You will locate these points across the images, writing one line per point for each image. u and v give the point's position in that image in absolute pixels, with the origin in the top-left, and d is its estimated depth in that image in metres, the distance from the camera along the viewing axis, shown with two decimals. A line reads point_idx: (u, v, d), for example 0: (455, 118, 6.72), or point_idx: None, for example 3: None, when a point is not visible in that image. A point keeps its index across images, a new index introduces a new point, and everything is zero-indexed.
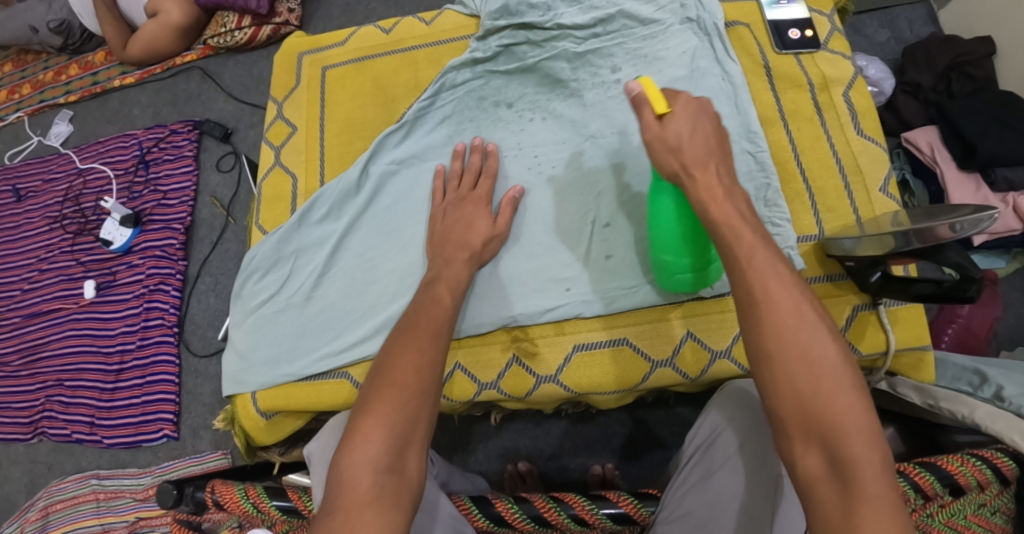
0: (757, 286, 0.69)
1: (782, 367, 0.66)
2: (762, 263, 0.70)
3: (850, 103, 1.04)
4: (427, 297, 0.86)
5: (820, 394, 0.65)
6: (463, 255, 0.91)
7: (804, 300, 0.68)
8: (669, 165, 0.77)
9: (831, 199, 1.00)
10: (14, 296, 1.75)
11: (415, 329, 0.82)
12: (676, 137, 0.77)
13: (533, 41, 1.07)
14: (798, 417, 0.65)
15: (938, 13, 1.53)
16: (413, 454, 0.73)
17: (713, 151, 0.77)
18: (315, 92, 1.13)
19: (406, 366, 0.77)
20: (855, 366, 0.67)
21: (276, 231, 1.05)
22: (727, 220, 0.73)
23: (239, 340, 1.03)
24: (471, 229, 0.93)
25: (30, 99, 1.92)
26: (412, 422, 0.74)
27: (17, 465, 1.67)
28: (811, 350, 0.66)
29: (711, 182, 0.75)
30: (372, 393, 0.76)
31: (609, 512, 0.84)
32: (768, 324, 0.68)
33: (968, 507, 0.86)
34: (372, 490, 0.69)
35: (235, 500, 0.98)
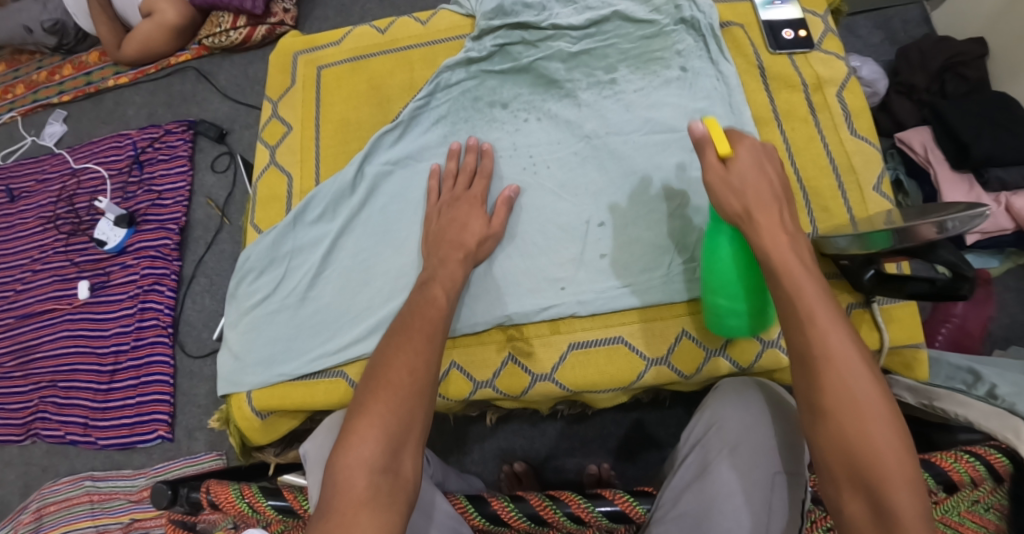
0: (813, 339, 0.69)
1: (835, 423, 0.67)
2: (821, 316, 0.69)
3: (843, 103, 1.05)
4: (422, 297, 0.87)
5: (870, 446, 0.65)
6: (458, 256, 0.91)
7: (860, 355, 0.68)
8: (730, 208, 0.76)
9: (825, 199, 1.00)
10: (7, 296, 1.74)
11: (410, 329, 0.82)
12: (738, 178, 0.76)
13: (527, 41, 1.07)
14: (847, 469, 0.66)
15: (932, 14, 1.54)
16: (408, 454, 0.73)
17: (777, 196, 0.76)
18: (310, 92, 1.13)
19: (401, 367, 0.78)
20: (902, 419, 0.67)
21: (271, 232, 1.04)
22: (787, 269, 0.72)
23: (234, 340, 1.03)
24: (466, 229, 0.94)
25: (24, 99, 1.92)
26: (407, 423, 0.74)
27: (10, 468, 1.67)
28: (867, 408, 0.66)
29: (775, 227, 0.74)
30: (368, 395, 0.76)
31: (606, 510, 0.84)
32: (824, 379, 0.68)
33: (962, 503, 0.86)
34: (368, 490, 0.70)
35: (230, 499, 0.98)
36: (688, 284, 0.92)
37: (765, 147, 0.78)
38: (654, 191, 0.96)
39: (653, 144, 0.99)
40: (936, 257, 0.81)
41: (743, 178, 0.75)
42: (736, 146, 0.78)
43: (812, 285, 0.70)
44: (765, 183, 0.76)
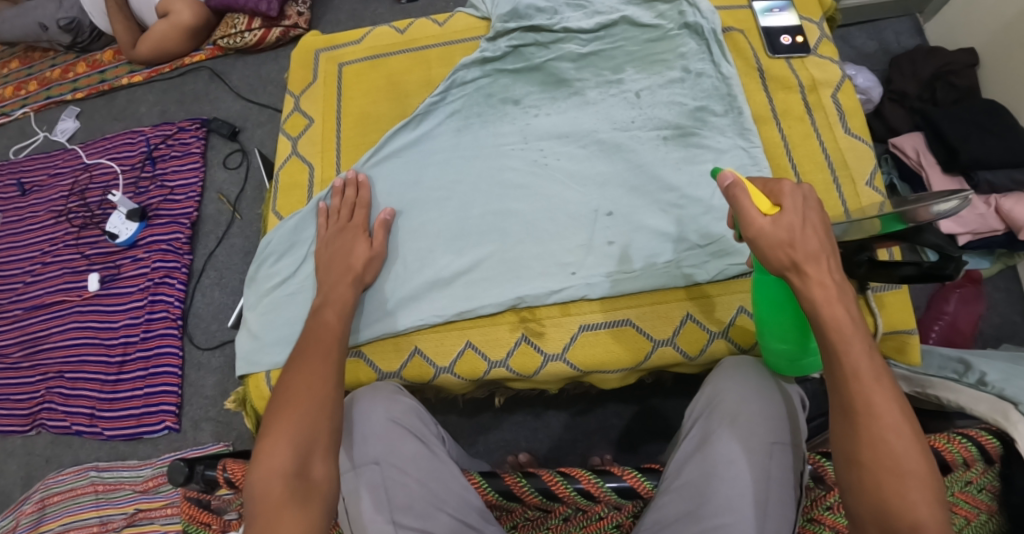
0: (858, 398, 0.74)
1: (871, 474, 0.73)
2: (869, 376, 0.75)
3: (838, 104, 1.09)
4: (315, 322, 0.92)
5: (905, 501, 0.71)
6: (348, 279, 0.96)
7: (902, 415, 0.74)
8: (778, 259, 0.78)
9: (820, 193, 1.05)
10: (16, 288, 1.77)
11: (308, 350, 0.88)
12: (788, 229, 0.78)
13: (540, 43, 1.10)
14: (877, 516, 0.72)
15: (924, 26, 1.61)
16: (319, 457, 0.78)
17: (825, 245, 0.78)
18: (331, 88, 1.17)
19: (300, 384, 0.84)
20: (938, 477, 0.73)
21: (293, 217, 1.08)
22: (836, 323, 0.76)
23: (253, 321, 1.06)
24: (351, 254, 0.98)
25: (37, 95, 1.95)
26: (312, 431, 0.80)
27: (14, 459, 1.68)
28: (903, 463, 0.72)
29: (825, 279, 0.77)
30: (273, 414, 0.82)
31: (614, 485, 0.88)
32: (865, 433, 0.74)
33: (956, 484, 0.91)
34: (284, 493, 0.75)
35: (247, 478, 1.03)
36: (692, 268, 0.96)
37: (809, 192, 0.80)
38: (660, 183, 1.00)
39: (652, 142, 1.02)
40: (923, 239, 0.89)
41: (792, 230, 0.77)
42: (780, 199, 0.80)
43: (858, 344, 0.75)
44: (812, 232, 0.78)
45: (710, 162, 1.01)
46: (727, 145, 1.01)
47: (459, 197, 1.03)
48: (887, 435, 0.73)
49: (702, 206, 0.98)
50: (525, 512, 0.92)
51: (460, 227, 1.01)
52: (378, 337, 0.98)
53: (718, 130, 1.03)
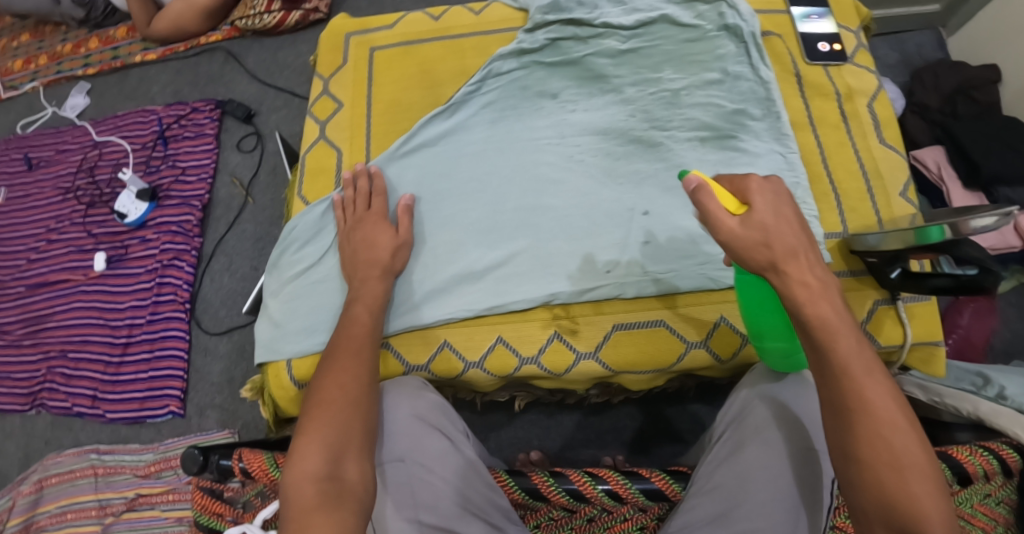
0: (852, 394, 0.71)
1: (871, 471, 0.70)
2: (860, 370, 0.72)
3: (873, 113, 1.08)
4: (345, 317, 0.92)
5: (908, 495, 0.69)
6: (376, 272, 0.95)
7: (897, 407, 0.71)
8: (757, 261, 0.75)
9: (854, 202, 1.04)
10: (19, 265, 1.74)
11: (338, 350, 0.88)
12: (762, 228, 0.75)
13: (579, 37, 1.08)
14: (881, 513, 0.70)
15: (947, 40, 1.61)
16: (351, 459, 0.78)
17: (801, 238, 0.75)
18: (361, 73, 1.15)
19: (332, 385, 0.84)
20: (937, 467, 0.71)
21: (320, 203, 1.06)
22: (823, 320, 0.73)
23: (275, 309, 1.04)
24: (375, 245, 0.96)
25: (46, 70, 1.92)
26: (345, 432, 0.80)
27: (12, 438, 1.65)
28: (902, 457, 0.70)
29: (805, 275, 0.74)
30: (306, 417, 0.81)
31: (644, 488, 0.88)
32: (861, 430, 0.71)
33: (974, 496, 0.92)
34: (318, 497, 0.74)
35: (264, 469, 1.01)
36: (726, 271, 0.94)
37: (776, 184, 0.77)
38: None
39: (689, 143, 1.01)
40: (961, 252, 0.86)
41: (766, 228, 0.75)
42: (746, 198, 0.78)
43: (847, 337, 0.72)
44: (785, 227, 0.76)
45: (747, 166, 1.00)
46: (764, 149, 1.01)
47: (492, 189, 1.01)
48: (883, 430, 0.71)
49: None
50: (550, 511, 0.91)
51: (492, 221, 1.00)
52: (410, 328, 0.96)
53: (756, 134, 1.02)
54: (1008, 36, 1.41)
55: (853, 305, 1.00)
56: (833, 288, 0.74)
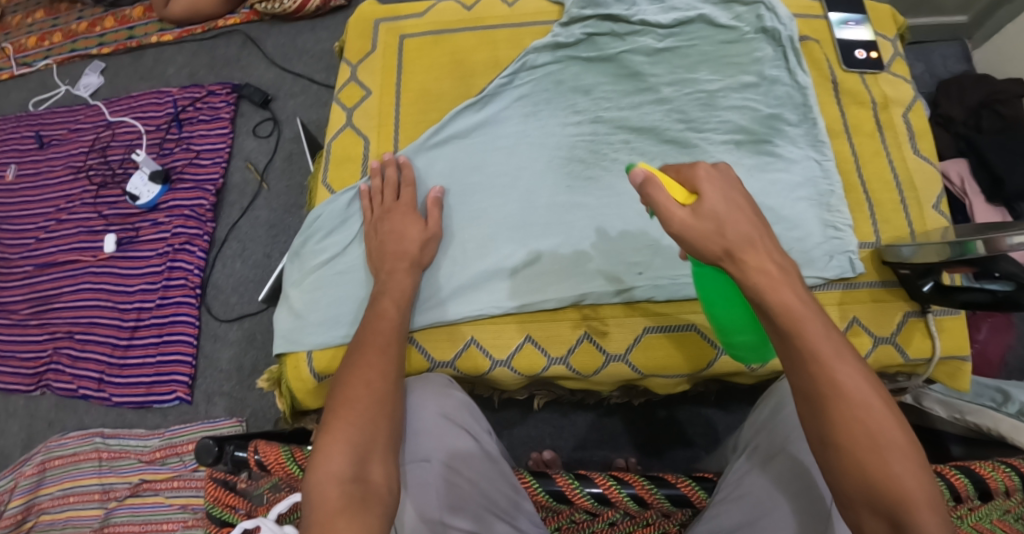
0: (823, 378, 0.70)
1: (850, 455, 0.68)
2: (829, 353, 0.70)
3: (909, 124, 1.05)
4: (372, 310, 0.90)
5: (890, 476, 0.67)
6: (404, 265, 0.94)
7: (870, 388, 0.69)
8: (711, 250, 0.74)
9: (886, 213, 1.01)
10: (28, 244, 1.73)
11: (365, 345, 0.86)
12: (713, 216, 0.74)
13: (615, 33, 1.07)
14: (866, 497, 0.68)
15: (973, 52, 1.57)
16: (376, 460, 0.76)
17: (754, 224, 0.75)
18: (391, 60, 1.13)
19: (357, 383, 0.82)
20: (917, 445, 0.69)
21: (346, 191, 1.04)
22: (786, 307, 0.71)
23: (295, 299, 1.01)
24: (404, 238, 0.95)
25: (60, 48, 1.91)
26: (370, 433, 0.78)
27: (15, 418, 1.64)
28: (880, 437, 0.68)
29: (762, 264, 0.73)
30: (330, 415, 0.80)
31: (670, 493, 0.87)
32: (837, 415, 0.69)
33: (994, 512, 0.91)
34: (341, 500, 0.72)
35: (280, 462, 0.98)
36: None
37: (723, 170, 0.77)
38: None
39: (724, 146, 0.99)
40: (998, 268, 0.82)
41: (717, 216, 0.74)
42: (696, 186, 0.76)
43: (814, 320, 0.71)
44: (737, 215, 0.75)
45: (781, 172, 0.98)
46: (799, 155, 0.99)
47: (523, 184, 1.00)
48: (858, 412, 0.69)
49: (771, 216, 0.96)
50: (572, 514, 0.89)
51: (523, 217, 0.98)
52: (439, 324, 0.95)
53: (791, 140, 1.00)
54: None
55: (883, 316, 0.96)
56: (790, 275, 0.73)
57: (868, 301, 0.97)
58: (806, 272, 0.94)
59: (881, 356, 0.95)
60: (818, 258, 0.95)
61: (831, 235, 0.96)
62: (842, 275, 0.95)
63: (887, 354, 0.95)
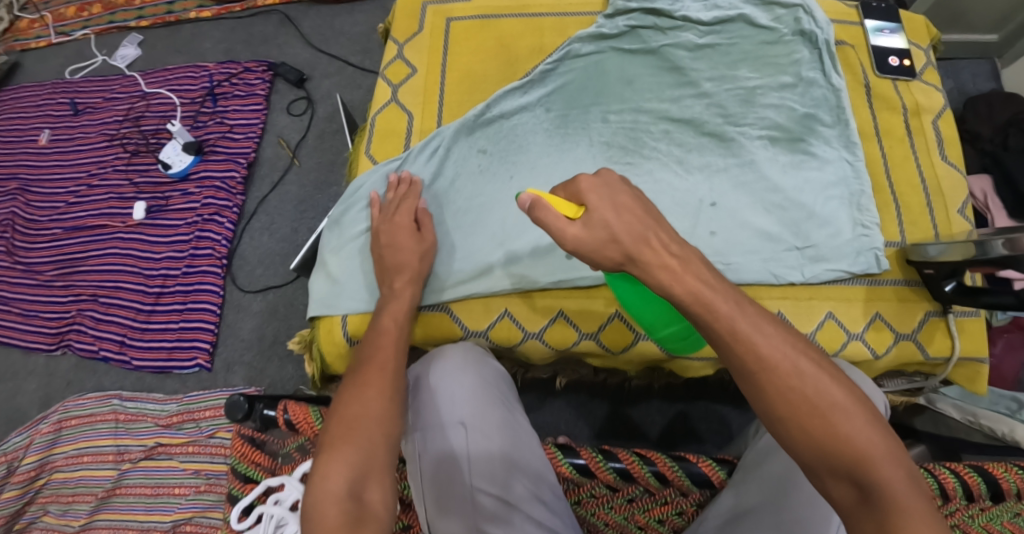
0: (750, 357, 0.71)
1: (795, 424, 0.69)
2: (747, 331, 0.71)
3: (938, 131, 1.06)
4: (373, 328, 0.92)
5: (839, 438, 0.67)
6: (405, 279, 0.96)
7: (797, 354, 0.70)
8: (612, 256, 0.76)
9: (913, 214, 1.01)
10: (57, 207, 1.76)
11: (369, 366, 0.87)
12: (605, 226, 0.76)
13: (658, 27, 1.10)
14: (823, 461, 0.68)
15: (1002, 71, 1.59)
16: (373, 483, 0.77)
17: (647, 222, 0.76)
18: (438, 41, 1.17)
19: (352, 404, 0.83)
20: (863, 398, 0.70)
21: (390, 162, 1.08)
22: (696, 295, 0.72)
23: (334, 265, 1.04)
24: (399, 250, 0.97)
25: (99, 18, 1.95)
26: (367, 454, 0.79)
27: (34, 377, 1.66)
28: (820, 400, 0.69)
29: (662, 259, 0.74)
30: (328, 435, 0.80)
31: (690, 471, 0.93)
32: (770, 388, 0.70)
33: (1005, 514, 0.98)
34: (338, 518, 0.74)
35: (310, 422, 0.99)
36: (790, 269, 0.95)
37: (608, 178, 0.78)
38: (766, 182, 0.99)
39: (759, 142, 1.02)
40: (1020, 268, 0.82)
41: (607, 226, 0.75)
42: (583, 199, 0.79)
43: (725, 302, 0.71)
44: (629, 219, 0.76)
45: (814, 170, 1.00)
46: (833, 156, 1.00)
47: (562, 169, 1.03)
48: (791, 383, 0.70)
49: (801, 211, 0.98)
50: (593, 489, 0.96)
51: None
52: (475, 293, 0.98)
53: (826, 140, 1.02)
54: None
55: (906, 313, 0.96)
56: (697, 262, 0.74)
57: (892, 299, 0.97)
58: (832, 265, 0.95)
59: (901, 352, 0.96)
60: (846, 253, 0.96)
61: (859, 233, 0.97)
62: (867, 271, 0.96)
63: (908, 351, 0.96)
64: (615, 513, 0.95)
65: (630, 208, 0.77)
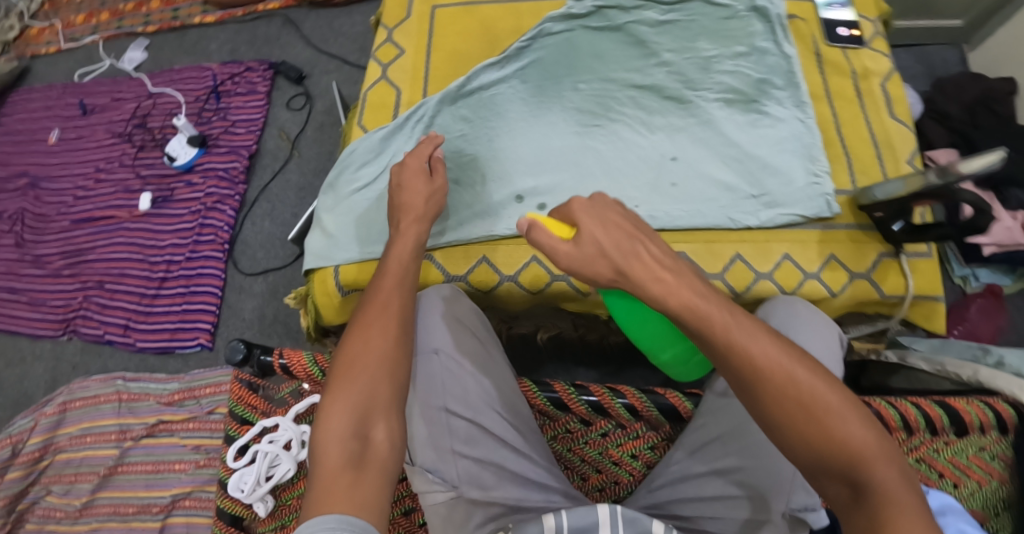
0: (743, 364, 0.72)
1: (792, 429, 0.70)
2: (741, 334, 0.73)
3: (886, 92, 1.15)
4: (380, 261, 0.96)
5: (834, 440, 0.68)
6: (411, 217, 0.99)
7: (790, 361, 0.71)
8: (603, 273, 0.80)
9: (865, 166, 1.09)
10: (67, 201, 1.85)
11: (373, 304, 0.89)
12: (593, 243, 0.80)
13: (622, 7, 1.20)
14: (820, 464, 0.69)
15: (969, 56, 1.67)
16: (378, 422, 0.80)
17: (635, 237, 0.79)
18: (424, 25, 1.27)
19: (356, 342, 0.86)
20: (855, 399, 0.71)
21: (380, 130, 1.17)
22: (690, 307, 0.74)
23: (329, 222, 1.12)
24: (407, 188, 1.02)
25: (108, 25, 2.07)
26: (371, 393, 0.82)
27: (40, 362, 1.73)
28: (816, 404, 0.70)
29: (654, 272, 0.77)
30: (334, 376, 0.84)
31: (657, 402, 1.00)
32: (767, 396, 0.71)
33: (970, 448, 1.03)
34: (342, 456, 0.77)
35: (303, 365, 1.06)
36: (746, 214, 1.04)
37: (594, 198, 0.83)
38: (723, 138, 1.08)
39: (717, 105, 1.11)
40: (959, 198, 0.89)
41: (597, 243, 0.79)
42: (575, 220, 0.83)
43: (717, 309, 0.74)
44: (616, 234, 0.80)
45: (769, 128, 1.09)
46: (786, 115, 1.09)
47: (537, 130, 1.12)
48: (786, 388, 0.70)
49: (757, 163, 1.06)
50: (568, 423, 1.03)
51: (540, 155, 1.10)
52: (459, 241, 1.06)
53: (780, 101, 1.10)
54: None
55: (860, 254, 1.04)
56: (687, 272, 0.77)
57: (846, 241, 1.04)
58: (787, 210, 1.04)
59: (857, 291, 1.03)
60: (799, 199, 1.04)
61: (812, 181, 1.05)
62: (820, 215, 1.04)
63: (863, 289, 1.03)
64: (590, 448, 1.03)
65: (618, 224, 0.81)
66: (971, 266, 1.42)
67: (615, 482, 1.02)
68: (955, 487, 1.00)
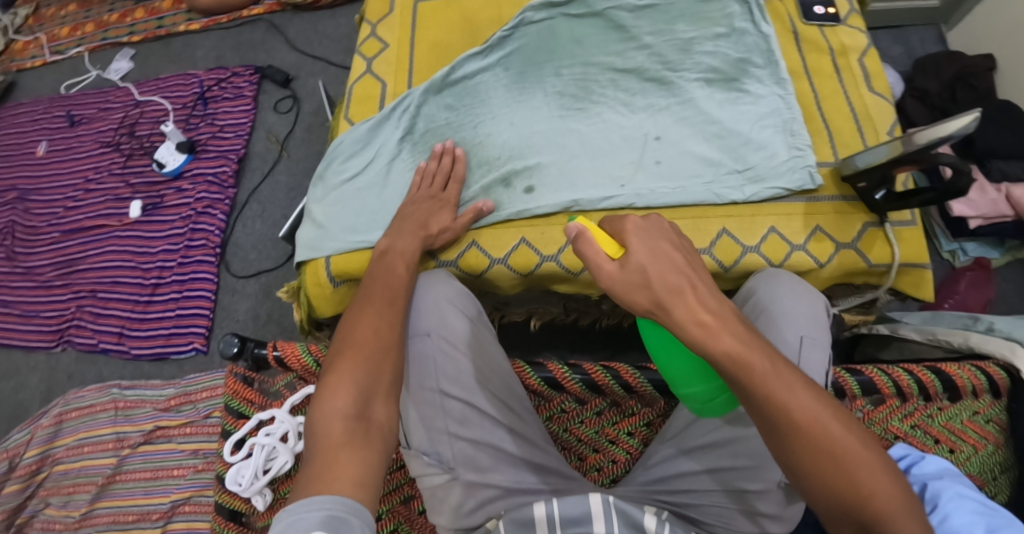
0: (780, 413, 0.69)
1: (818, 477, 0.68)
2: (785, 379, 0.70)
3: (864, 66, 1.16)
4: (383, 266, 0.97)
5: (859, 493, 0.67)
6: (418, 232, 1.02)
7: (827, 414, 0.69)
8: (640, 303, 0.74)
9: (845, 139, 1.11)
10: (57, 212, 1.85)
11: (372, 296, 0.91)
12: (639, 269, 0.74)
13: None
14: (839, 512, 0.68)
15: (947, 35, 1.69)
16: (379, 401, 0.81)
17: (688, 275, 0.74)
18: (406, 19, 1.28)
19: (365, 327, 0.87)
20: (880, 449, 0.70)
21: (366, 122, 1.18)
22: (733, 357, 0.70)
23: (319, 212, 1.13)
24: (433, 217, 1.04)
25: (93, 36, 2.08)
26: (374, 375, 0.82)
27: (35, 373, 1.72)
28: (845, 455, 0.68)
29: (696, 315, 0.72)
30: (338, 358, 0.84)
31: (652, 378, 0.99)
32: (799, 446, 0.69)
33: (964, 412, 1.02)
34: (345, 433, 0.77)
35: (297, 356, 1.06)
36: (731, 189, 1.05)
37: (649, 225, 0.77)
38: (704, 117, 1.10)
39: (697, 84, 1.12)
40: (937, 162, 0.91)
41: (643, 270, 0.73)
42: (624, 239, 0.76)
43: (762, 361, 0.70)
44: (664, 265, 0.74)
45: (749, 105, 1.10)
46: (766, 92, 1.11)
47: (520, 116, 1.14)
48: (816, 438, 0.68)
49: (740, 139, 1.08)
50: (563, 403, 1.04)
51: (524, 140, 1.12)
52: None
53: (759, 79, 1.12)
54: (1005, 26, 1.49)
55: (845, 224, 1.05)
56: (731, 318, 0.73)
57: (830, 213, 1.05)
58: (771, 184, 1.05)
59: (844, 260, 1.04)
60: (781, 173, 1.05)
61: (794, 154, 1.06)
62: (803, 187, 1.05)
63: (850, 259, 1.04)
64: (586, 428, 1.03)
65: (664, 251, 0.75)
66: (958, 241, 1.44)
67: (614, 461, 1.02)
68: (950, 451, 1.00)
